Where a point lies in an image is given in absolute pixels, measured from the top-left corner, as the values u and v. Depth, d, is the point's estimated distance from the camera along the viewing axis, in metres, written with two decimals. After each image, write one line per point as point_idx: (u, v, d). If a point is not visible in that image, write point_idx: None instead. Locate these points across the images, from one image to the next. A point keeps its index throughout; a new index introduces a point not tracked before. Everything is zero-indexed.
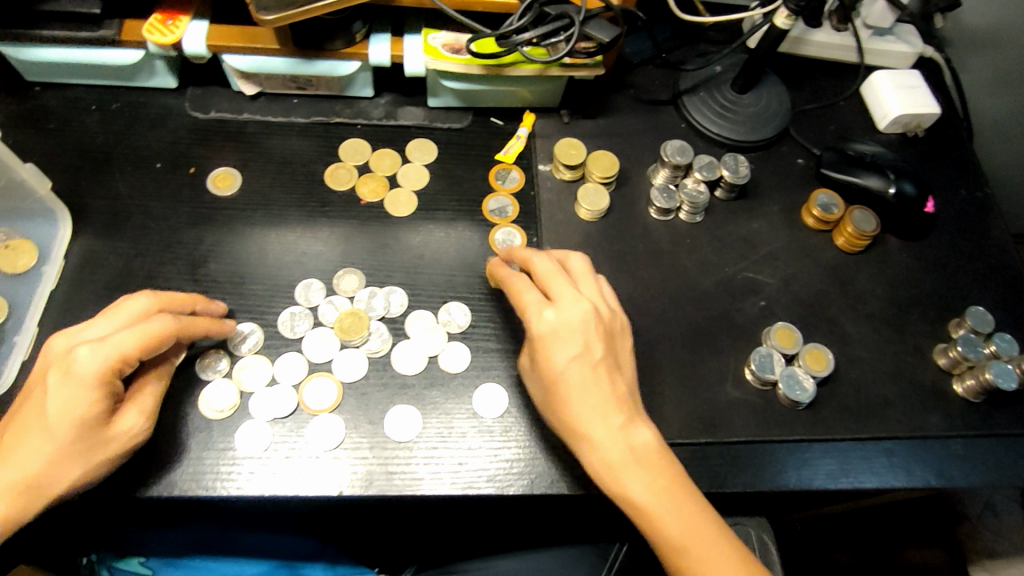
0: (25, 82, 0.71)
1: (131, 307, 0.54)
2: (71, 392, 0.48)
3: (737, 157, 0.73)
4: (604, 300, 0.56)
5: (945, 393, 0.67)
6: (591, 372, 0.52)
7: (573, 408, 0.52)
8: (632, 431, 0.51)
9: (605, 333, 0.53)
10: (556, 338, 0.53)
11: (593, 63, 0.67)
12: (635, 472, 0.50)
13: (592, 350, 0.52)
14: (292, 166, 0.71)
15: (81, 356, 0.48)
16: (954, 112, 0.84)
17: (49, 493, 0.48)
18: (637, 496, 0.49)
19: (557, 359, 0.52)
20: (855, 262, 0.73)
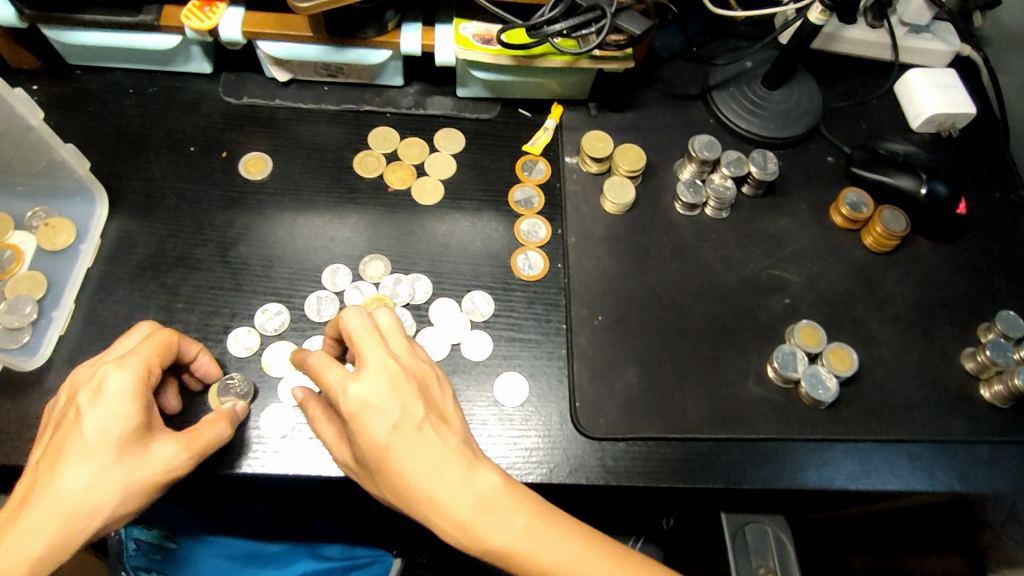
0: (65, 65, 0.73)
1: (139, 336, 0.53)
2: (106, 411, 0.46)
3: (765, 154, 0.73)
4: (419, 360, 0.50)
5: (971, 397, 0.66)
6: (412, 431, 0.46)
7: (412, 474, 0.46)
8: (478, 476, 0.47)
9: (417, 385, 0.48)
10: (363, 407, 0.46)
11: (624, 56, 0.66)
12: (494, 517, 0.45)
13: (411, 410, 0.47)
14: (322, 152, 0.72)
15: (113, 372, 0.48)
16: (990, 113, 0.82)
17: (94, 521, 0.45)
18: (504, 541, 0.45)
19: (383, 429, 0.46)
20: (883, 262, 0.72)
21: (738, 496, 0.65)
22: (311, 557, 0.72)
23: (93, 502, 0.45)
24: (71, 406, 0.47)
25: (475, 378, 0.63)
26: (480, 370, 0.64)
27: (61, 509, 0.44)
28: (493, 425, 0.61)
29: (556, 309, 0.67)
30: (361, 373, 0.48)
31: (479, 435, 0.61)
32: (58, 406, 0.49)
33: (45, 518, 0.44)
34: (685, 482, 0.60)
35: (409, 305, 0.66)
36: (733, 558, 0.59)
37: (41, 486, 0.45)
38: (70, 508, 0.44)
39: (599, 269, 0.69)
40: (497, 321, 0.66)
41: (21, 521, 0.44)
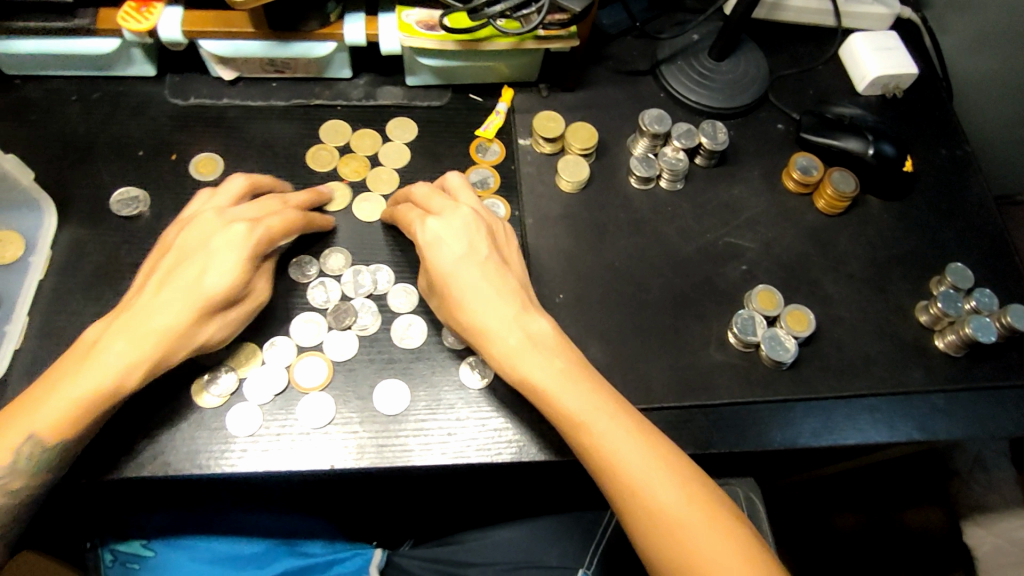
0: (5, 75, 0.72)
1: (232, 186, 0.61)
2: (224, 257, 0.55)
3: (715, 124, 0.74)
4: (478, 218, 0.59)
5: (926, 349, 0.68)
6: (483, 266, 0.57)
7: (469, 306, 0.55)
8: (540, 329, 0.55)
9: (484, 232, 0.58)
10: (433, 245, 0.57)
11: (568, 35, 0.67)
12: (527, 354, 0.54)
13: (466, 246, 0.57)
14: (274, 148, 0.72)
15: (231, 258, 0.55)
16: (933, 72, 0.84)
17: (187, 349, 0.54)
18: (536, 379, 0.53)
19: (467, 257, 0.57)
20: (836, 224, 0.74)
21: (708, 462, 0.66)
22: (292, 556, 0.70)
23: (222, 290, 0.54)
24: (194, 249, 0.56)
25: (440, 363, 0.63)
26: (445, 356, 0.63)
27: (181, 329, 0.53)
28: (460, 408, 0.61)
29: None
30: (441, 214, 0.59)
31: (448, 419, 0.61)
32: (224, 211, 0.59)
33: (150, 331, 0.52)
34: None
35: (373, 295, 0.66)
36: None
37: (177, 296, 0.53)
38: (174, 331, 0.53)
39: (558, 248, 0.69)
40: None
41: (122, 320, 0.53)
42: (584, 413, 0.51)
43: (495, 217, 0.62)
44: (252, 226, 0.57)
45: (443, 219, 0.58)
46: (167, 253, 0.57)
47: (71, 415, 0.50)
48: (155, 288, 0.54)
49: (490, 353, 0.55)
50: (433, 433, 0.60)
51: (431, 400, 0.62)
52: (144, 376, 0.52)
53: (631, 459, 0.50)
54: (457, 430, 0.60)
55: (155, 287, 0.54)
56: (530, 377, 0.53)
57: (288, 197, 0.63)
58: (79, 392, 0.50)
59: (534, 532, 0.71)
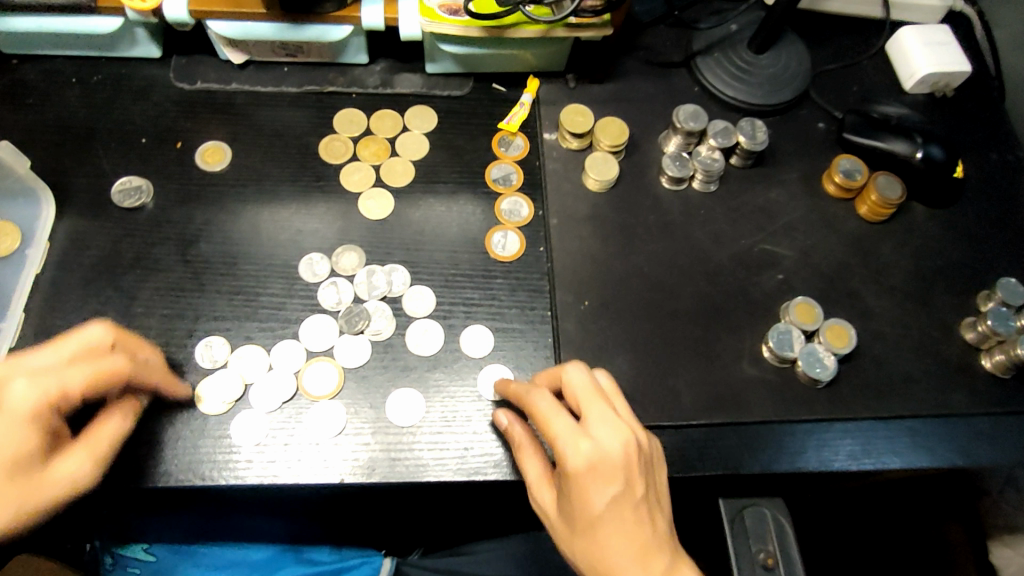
0: (2, 55, 0.68)
1: (85, 337, 0.49)
2: (2, 430, 0.43)
3: (754, 122, 0.69)
4: (625, 438, 0.47)
5: (971, 368, 0.64)
6: (629, 517, 0.46)
7: (615, 543, 0.46)
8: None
9: (635, 470, 0.47)
10: (584, 475, 0.46)
11: (601, 23, 0.62)
12: (617, 544, 0.46)
13: (618, 495, 0.46)
14: (285, 138, 0.68)
15: (8, 432, 0.43)
16: (985, 69, 0.79)
17: None
18: (612, 559, 0.46)
19: (613, 498, 0.46)
20: (879, 232, 0.70)
21: (736, 483, 0.62)
22: (299, 563, 0.68)
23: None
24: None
25: (457, 372, 0.60)
26: (463, 365, 0.60)
27: None
28: (478, 421, 0.58)
29: (541, 295, 0.64)
30: (597, 439, 0.47)
31: (465, 433, 0.57)
32: (3, 383, 0.45)
33: None
34: (681, 471, 0.58)
35: (387, 298, 0.62)
36: (733, 544, 0.57)
37: None
38: None
39: (583, 251, 0.65)
40: (479, 311, 0.62)
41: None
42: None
43: (647, 434, 0.50)
44: (37, 379, 0.45)
45: (592, 440, 0.47)
46: None
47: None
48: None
49: None
50: (449, 447, 0.57)
51: (447, 411, 0.58)
52: None
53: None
54: (475, 444, 0.57)
55: None
56: (602, 548, 0.46)
57: (106, 324, 0.51)
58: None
59: (549, 546, 0.68)
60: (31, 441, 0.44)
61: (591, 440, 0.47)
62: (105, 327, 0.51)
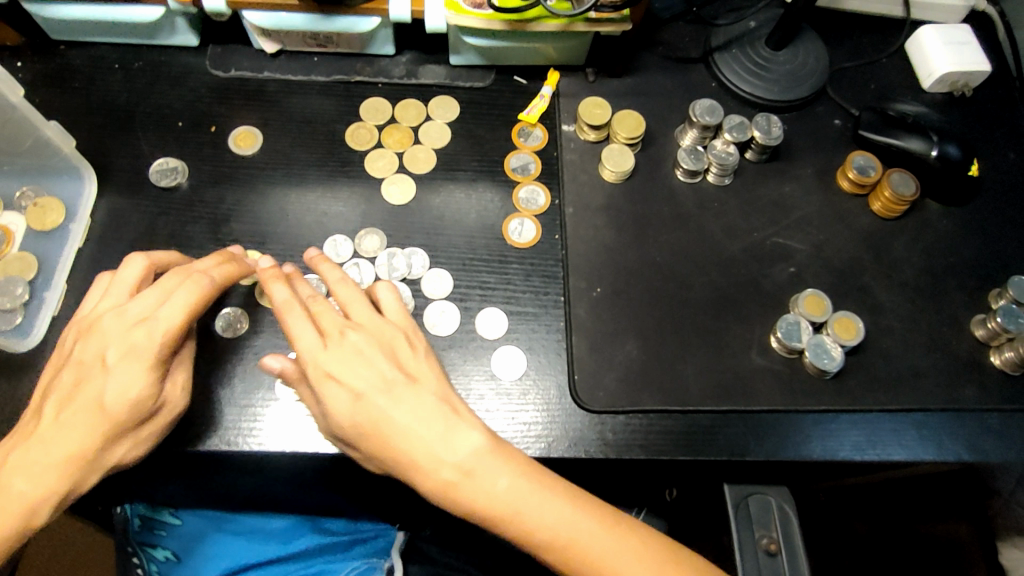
0: (50, 41, 0.72)
1: (128, 273, 0.55)
2: (128, 375, 0.49)
3: (769, 117, 0.71)
4: (384, 324, 0.53)
5: (981, 365, 0.65)
6: (375, 391, 0.49)
7: (389, 413, 0.48)
8: (459, 434, 0.48)
9: (389, 352, 0.51)
10: (333, 350, 0.50)
11: (621, 17, 0.64)
12: (416, 434, 0.48)
13: (373, 378, 0.49)
14: (313, 125, 0.71)
15: (133, 368, 0.49)
16: (1005, 70, 0.79)
17: (104, 466, 0.49)
18: (405, 450, 0.48)
19: (382, 377, 0.49)
20: (892, 228, 0.70)
21: (741, 470, 0.64)
22: (315, 533, 0.71)
23: (123, 403, 0.49)
24: (93, 362, 0.50)
25: (471, 352, 0.62)
26: (478, 345, 0.63)
27: (88, 439, 0.48)
28: (490, 399, 0.60)
29: (554, 281, 0.66)
30: (332, 343, 0.50)
31: (476, 410, 0.60)
32: (117, 320, 0.51)
33: (41, 476, 0.47)
34: (686, 455, 0.59)
35: (406, 279, 0.65)
36: (736, 530, 0.58)
37: (80, 421, 0.48)
38: (78, 453, 0.48)
39: (598, 240, 0.67)
40: (495, 294, 0.65)
41: (27, 446, 0.48)
42: (472, 468, 0.47)
43: (416, 336, 0.54)
44: (152, 327, 0.50)
45: (325, 348, 0.50)
46: (59, 384, 0.50)
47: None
48: (53, 414, 0.49)
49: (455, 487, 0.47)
50: None
51: (460, 389, 0.61)
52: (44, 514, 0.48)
53: (531, 514, 0.47)
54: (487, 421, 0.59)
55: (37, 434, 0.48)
56: (394, 442, 0.48)
57: (209, 272, 0.55)
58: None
59: None
60: (149, 361, 0.50)
61: (321, 328, 0.51)
62: (184, 271, 0.54)
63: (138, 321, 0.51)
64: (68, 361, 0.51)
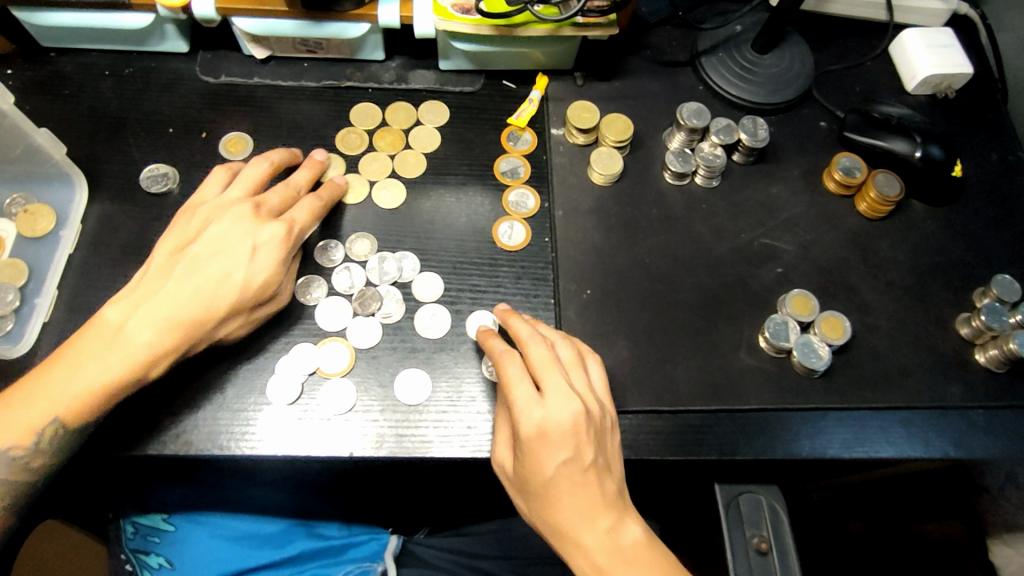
0: (39, 48, 0.72)
1: (253, 172, 0.62)
2: (254, 241, 0.57)
3: (755, 120, 0.71)
4: (592, 399, 0.54)
5: (966, 362, 0.66)
6: (573, 475, 0.51)
7: (570, 497, 0.51)
8: (623, 529, 0.52)
9: (578, 435, 0.51)
10: (551, 432, 0.51)
11: (607, 22, 0.65)
12: (586, 518, 0.51)
13: (580, 457, 0.51)
14: (304, 130, 0.71)
15: (264, 254, 0.57)
16: (987, 72, 0.80)
17: (238, 309, 0.56)
18: (577, 529, 0.51)
19: (576, 459, 0.51)
20: (877, 229, 0.71)
21: (732, 469, 0.64)
22: (309, 537, 0.71)
23: (251, 285, 0.56)
24: (215, 245, 0.56)
25: (463, 354, 0.62)
26: (469, 348, 0.63)
27: (228, 284, 0.55)
28: (482, 401, 0.61)
29: (545, 284, 0.66)
30: (548, 403, 0.52)
31: (468, 412, 0.60)
32: (250, 208, 0.59)
33: (178, 308, 0.54)
34: (677, 455, 0.60)
35: (397, 283, 0.65)
36: (728, 529, 0.59)
37: (215, 269, 0.56)
38: (217, 292, 0.55)
39: (587, 242, 0.68)
40: (486, 297, 0.65)
41: (150, 305, 0.54)
42: (631, 561, 0.51)
43: (605, 407, 0.55)
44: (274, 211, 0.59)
45: (547, 407, 0.51)
46: (192, 243, 0.57)
47: (87, 401, 0.52)
48: (183, 268, 0.56)
49: None
50: (453, 425, 0.59)
51: (452, 391, 0.61)
52: (162, 357, 0.54)
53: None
54: (479, 422, 0.60)
55: (180, 272, 0.56)
56: (563, 513, 0.52)
57: (322, 192, 0.63)
58: (87, 382, 0.52)
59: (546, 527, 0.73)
60: (280, 251, 0.58)
61: (576, 399, 0.52)
62: (276, 155, 0.65)
63: (267, 220, 0.59)
64: (202, 231, 0.58)
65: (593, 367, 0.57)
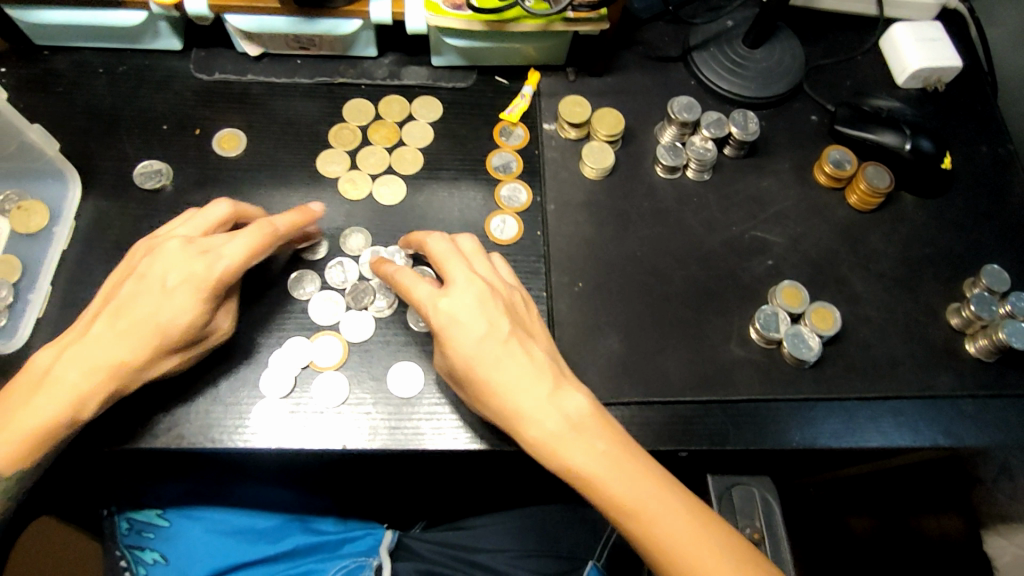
0: (34, 46, 0.72)
1: (212, 212, 0.58)
2: (181, 299, 0.52)
3: (746, 113, 0.72)
4: (504, 286, 0.56)
5: (956, 352, 0.66)
6: (510, 350, 0.52)
7: (504, 371, 0.52)
8: (562, 395, 0.52)
9: (510, 311, 0.54)
10: (476, 309, 0.53)
11: (597, 17, 0.65)
12: (522, 386, 0.51)
13: (497, 327, 0.53)
14: (297, 126, 0.71)
15: (185, 296, 0.52)
16: (977, 65, 0.81)
17: (134, 381, 0.53)
18: (514, 402, 0.51)
19: (504, 333, 0.52)
20: (867, 221, 0.72)
21: (724, 459, 0.64)
22: (305, 531, 0.72)
23: (174, 327, 0.52)
24: (155, 283, 0.53)
25: None
26: None
27: (149, 331, 0.52)
28: None
29: (537, 277, 0.66)
30: (450, 291, 0.54)
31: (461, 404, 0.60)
32: (184, 248, 0.54)
33: (98, 362, 0.51)
34: (669, 445, 0.60)
35: None
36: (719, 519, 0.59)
37: (126, 331, 0.52)
38: (127, 355, 0.51)
39: (579, 235, 0.68)
40: None
41: (70, 353, 0.51)
42: (573, 429, 0.51)
43: (511, 289, 0.57)
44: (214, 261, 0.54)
45: (448, 294, 0.53)
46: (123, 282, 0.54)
47: (19, 448, 0.49)
48: (109, 319, 0.52)
49: (554, 448, 0.50)
50: (446, 417, 0.60)
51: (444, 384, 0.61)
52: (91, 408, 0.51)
53: (615, 483, 0.49)
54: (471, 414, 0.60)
55: (102, 326, 0.52)
56: (496, 390, 0.51)
57: (275, 221, 0.57)
58: (18, 426, 0.49)
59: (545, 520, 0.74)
60: (200, 291, 0.53)
61: (477, 279, 0.54)
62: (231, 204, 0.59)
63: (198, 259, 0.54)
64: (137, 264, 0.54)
65: (497, 262, 0.60)
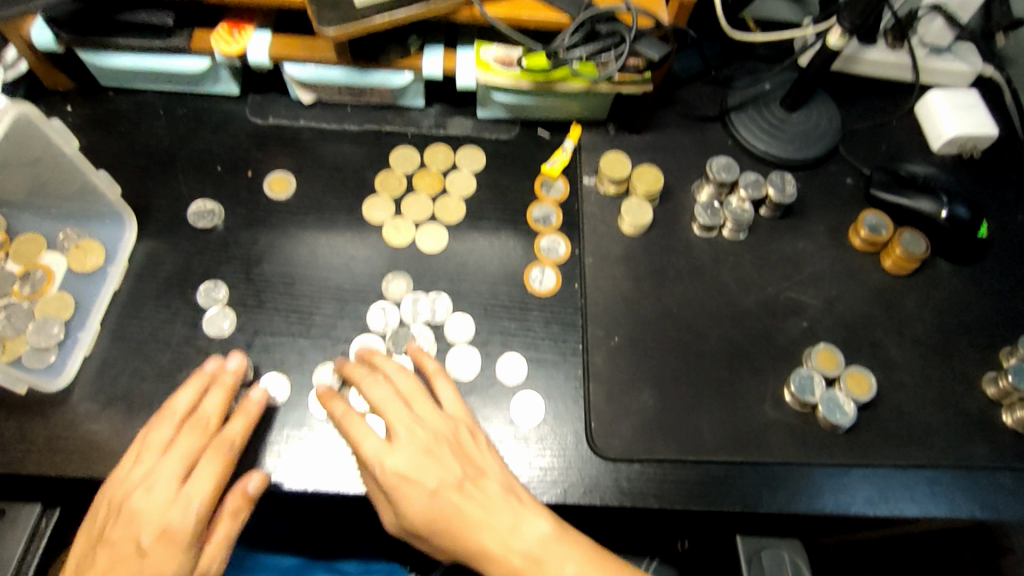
0: (99, 87, 0.75)
1: (156, 438, 0.56)
2: (163, 552, 0.53)
3: (782, 176, 0.73)
4: (447, 420, 0.58)
5: (992, 422, 0.66)
6: (463, 491, 0.54)
7: (465, 512, 0.54)
8: (527, 523, 0.53)
9: (456, 450, 0.56)
10: (420, 460, 0.55)
11: (642, 80, 0.68)
12: (486, 525, 0.53)
13: (448, 473, 0.55)
14: (345, 171, 0.74)
15: (174, 548, 0.53)
16: (1012, 133, 0.82)
17: None
18: (480, 537, 0.53)
19: (454, 477, 0.55)
20: (902, 285, 0.72)
21: (754, 522, 0.64)
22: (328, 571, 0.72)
23: None
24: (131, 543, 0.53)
25: (490, 396, 0.64)
26: (497, 390, 0.64)
27: None
28: (508, 443, 0.62)
29: (573, 329, 0.67)
30: (396, 444, 0.56)
31: None
32: (151, 498, 0.53)
33: None
34: (700, 506, 0.60)
35: (430, 324, 0.67)
36: None
37: None
38: None
39: (615, 289, 0.69)
40: (515, 340, 0.67)
41: None
42: (541, 557, 0.52)
43: (457, 417, 0.59)
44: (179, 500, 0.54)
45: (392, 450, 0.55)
46: (100, 536, 0.54)
47: None
48: None
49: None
50: None
51: None
52: None
53: None
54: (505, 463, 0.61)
55: None
56: (464, 533, 0.54)
57: (229, 432, 0.57)
58: None
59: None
60: (178, 540, 0.53)
61: (418, 429, 0.56)
62: (171, 413, 0.57)
63: (168, 500, 0.54)
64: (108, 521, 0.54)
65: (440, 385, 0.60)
